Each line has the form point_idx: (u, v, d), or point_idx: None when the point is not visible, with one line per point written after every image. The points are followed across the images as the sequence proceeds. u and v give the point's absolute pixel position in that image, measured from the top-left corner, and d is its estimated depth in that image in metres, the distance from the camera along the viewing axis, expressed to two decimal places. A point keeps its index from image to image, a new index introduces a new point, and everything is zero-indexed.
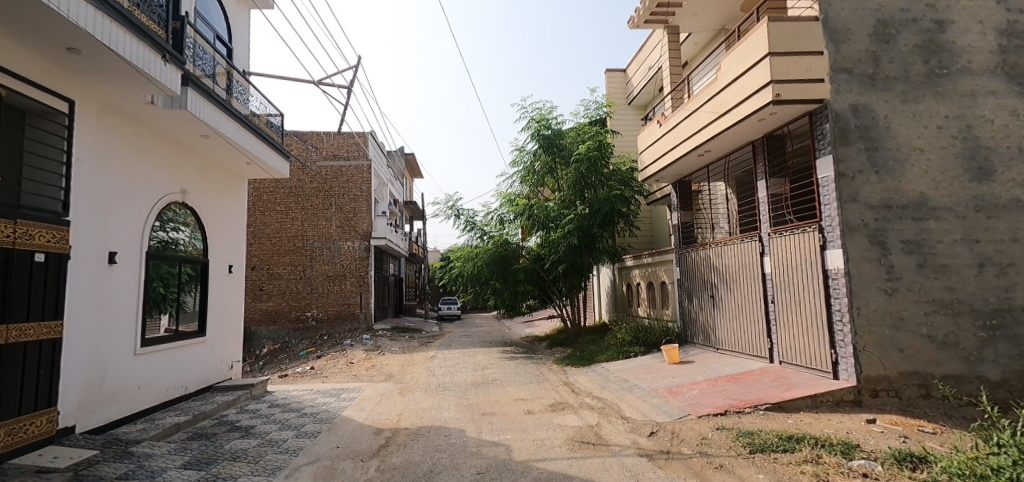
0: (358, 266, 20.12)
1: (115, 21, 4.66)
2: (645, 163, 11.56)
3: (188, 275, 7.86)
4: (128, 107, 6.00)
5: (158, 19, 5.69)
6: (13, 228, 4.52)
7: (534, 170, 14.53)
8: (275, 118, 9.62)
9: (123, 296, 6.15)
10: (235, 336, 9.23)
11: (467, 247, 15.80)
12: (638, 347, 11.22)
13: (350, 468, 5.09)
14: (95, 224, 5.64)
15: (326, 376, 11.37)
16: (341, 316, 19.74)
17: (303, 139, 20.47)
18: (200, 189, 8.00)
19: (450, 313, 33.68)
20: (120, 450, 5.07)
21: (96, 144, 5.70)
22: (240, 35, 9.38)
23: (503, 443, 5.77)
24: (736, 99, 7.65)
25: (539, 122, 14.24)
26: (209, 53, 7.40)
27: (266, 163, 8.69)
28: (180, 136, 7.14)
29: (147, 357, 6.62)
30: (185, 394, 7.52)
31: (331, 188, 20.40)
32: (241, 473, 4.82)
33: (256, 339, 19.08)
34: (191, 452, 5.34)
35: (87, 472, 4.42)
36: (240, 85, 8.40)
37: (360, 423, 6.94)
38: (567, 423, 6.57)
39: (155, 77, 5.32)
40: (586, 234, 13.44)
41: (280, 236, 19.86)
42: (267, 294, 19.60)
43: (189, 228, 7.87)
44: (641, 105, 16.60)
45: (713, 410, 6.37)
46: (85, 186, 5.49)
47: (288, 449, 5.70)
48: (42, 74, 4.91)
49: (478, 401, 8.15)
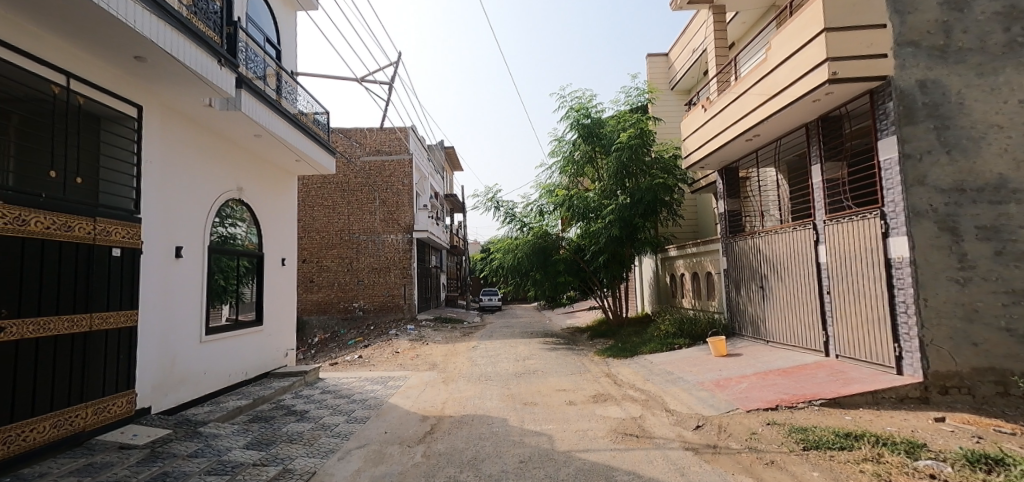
0: (401, 258, 20.65)
1: (176, 29, 4.97)
2: (689, 149, 11.18)
3: (245, 267, 8.33)
4: (188, 109, 6.36)
5: (213, 25, 6.02)
6: (94, 225, 4.92)
7: (573, 159, 14.42)
8: (322, 115, 9.95)
9: (190, 287, 6.56)
10: (289, 325, 9.68)
11: (508, 239, 15.85)
12: (683, 339, 11.01)
13: (397, 452, 5.28)
14: (162, 221, 6.02)
15: (373, 365, 11.77)
16: (386, 307, 20.37)
17: (347, 136, 21.13)
18: (254, 186, 8.39)
19: (491, 304, 33.78)
20: (190, 430, 5.44)
21: (161, 145, 6.09)
22: (288, 38, 9.75)
23: (545, 433, 5.80)
24: (788, 79, 7.28)
25: (578, 111, 14.01)
26: (260, 56, 7.72)
27: (313, 158, 9.00)
28: (235, 136, 7.49)
29: (212, 345, 7.07)
30: (245, 380, 7.97)
31: (375, 183, 20.98)
32: (297, 455, 5.10)
33: (308, 328, 19.90)
34: (253, 434, 5.67)
35: (162, 449, 4.79)
36: (288, 85, 8.72)
37: (406, 411, 7.16)
38: (610, 414, 6.53)
39: (212, 81, 5.61)
40: (627, 225, 13.18)
41: (327, 229, 20.60)
42: (317, 285, 20.39)
43: (244, 223, 8.29)
44: (684, 89, 16.10)
45: (764, 405, 6.15)
46: (152, 185, 5.86)
47: (340, 433, 5.95)
48: (114, 81, 5.29)
49: (520, 391, 8.23)
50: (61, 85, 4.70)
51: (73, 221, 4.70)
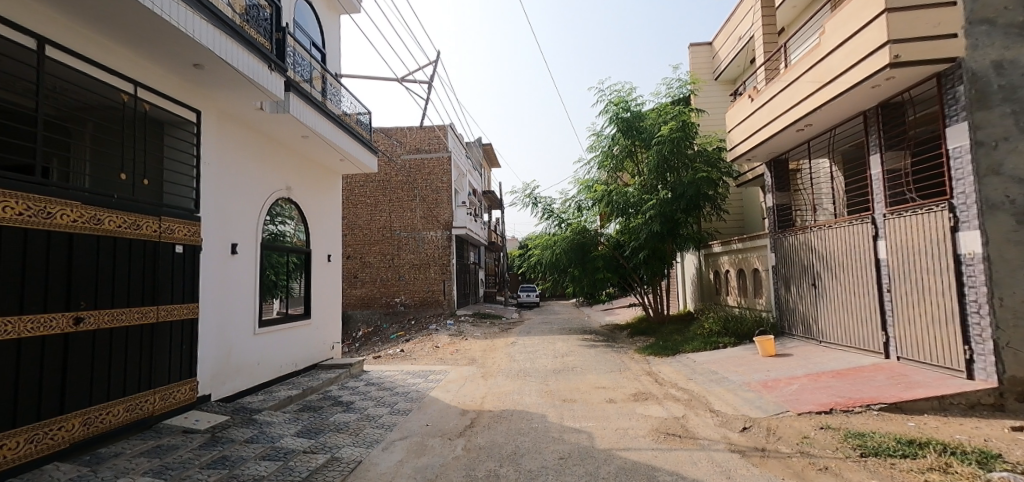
0: (441, 254, 20.98)
1: (230, 37, 5.23)
2: (734, 141, 10.78)
3: (294, 263, 8.68)
4: (241, 113, 6.68)
5: (263, 31, 6.30)
6: (159, 223, 5.25)
7: (612, 154, 14.20)
8: (364, 116, 10.21)
9: (244, 282, 6.90)
10: (335, 319, 10.03)
11: (546, 235, 15.80)
12: (728, 338, 10.66)
13: (438, 445, 5.38)
14: (219, 219, 6.36)
15: (414, 359, 12.02)
16: (426, 302, 20.76)
17: (388, 135, 21.63)
18: (302, 185, 8.72)
19: (529, 301, 33.77)
20: (246, 417, 5.75)
21: (218, 147, 6.42)
22: (333, 41, 10.06)
23: (585, 430, 5.77)
24: (843, 65, 6.89)
25: (617, 105, 13.77)
26: (306, 60, 8.01)
27: (357, 158, 9.26)
28: (284, 137, 7.80)
29: (265, 337, 7.42)
30: (295, 371, 8.33)
31: (415, 181, 21.39)
32: (344, 444, 5.29)
33: (352, 322, 20.58)
34: (303, 423, 5.92)
35: (222, 434, 5.08)
36: (333, 87, 9.01)
37: (446, 404, 7.28)
38: (651, 413, 6.41)
39: (264, 85, 5.88)
40: (669, 220, 12.85)
41: (370, 227, 21.17)
42: (360, 281, 21.02)
43: (293, 221, 8.62)
44: (729, 79, 15.52)
45: (816, 408, 5.87)
46: (210, 185, 6.19)
47: (384, 424, 6.13)
48: (175, 88, 5.62)
49: (559, 388, 8.20)
50: (129, 93, 5.04)
51: (141, 220, 5.03)
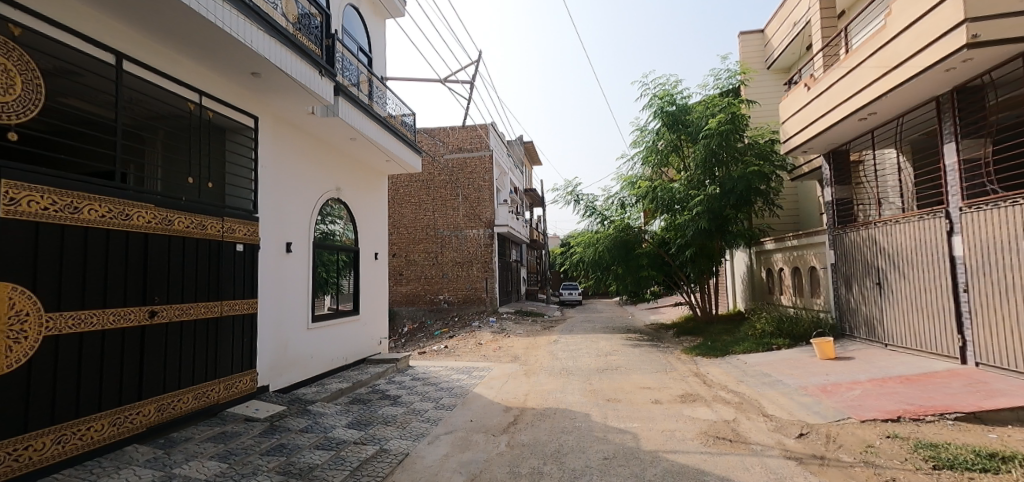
0: (483, 252, 21.18)
1: (284, 45, 5.47)
2: (789, 133, 10.27)
3: (344, 261, 8.98)
4: (295, 118, 6.97)
5: (314, 39, 6.55)
6: (222, 223, 5.58)
7: (656, 149, 13.86)
8: (409, 117, 10.44)
9: (298, 278, 7.21)
10: (382, 315, 10.33)
11: (588, 233, 15.61)
12: (782, 339, 10.19)
13: (482, 441, 5.43)
14: (275, 219, 6.67)
15: (458, 355, 12.19)
16: (469, 299, 21.02)
17: (432, 135, 22.02)
18: (350, 186, 9.01)
19: (571, 299, 33.53)
20: (301, 408, 6.02)
21: (274, 150, 6.73)
22: (379, 45, 10.33)
23: (630, 431, 5.66)
24: (912, 48, 6.42)
25: (662, 98, 13.41)
26: (354, 64, 8.27)
27: (401, 159, 9.48)
28: (334, 140, 8.09)
29: (317, 332, 7.72)
30: (345, 364, 8.63)
31: (458, 180, 21.69)
32: (392, 436, 5.44)
33: (398, 318, 21.12)
34: (353, 414, 6.14)
35: (279, 423, 5.34)
36: (379, 90, 9.25)
37: (490, 400, 7.35)
38: (699, 416, 6.22)
39: (315, 91, 6.12)
40: (718, 216, 12.39)
41: (414, 225, 21.63)
42: (405, 278, 21.52)
43: (342, 220, 8.92)
44: (783, 68, 14.80)
45: (881, 415, 5.52)
46: (267, 187, 6.51)
47: (430, 418, 6.26)
48: (235, 96, 5.94)
49: (602, 387, 8.10)
50: (195, 102, 5.37)
51: (207, 221, 5.35)
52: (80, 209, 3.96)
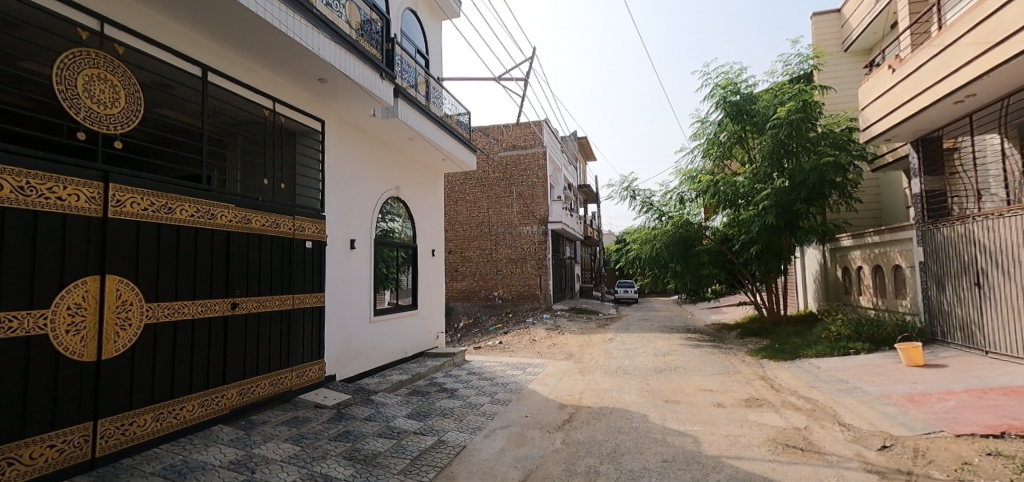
0: (537, 249, 21.17)
1: (346, 50, 5.71)
2: (868, 120, 9.48)
3: (402, 258, 9.27)
4: (357, 120, 7.27)
5: (375, 43, 6.78)
6: (293, 222, 5.92)
7: (718, 141, 13.25)
8: (464, 116, 10.58)
9: (361, 274, 7.52)
10: (439, 310, 10.58)
11: (645, 229, 15.18)
12: (861, 343, 9.45)
13: (537, 437, 5.44)
14: (340, 217, 6.99)
15: (512, 351, 12.27)
16: (523, 296, 21.10)
17: (486, 133, 22.25)
18: (409, 184, 9.28)
19: (627, 297, 32.81)
20: (364, 397, 6.29)
21: (339, 152, 7.05)
22: (435, 46, 10.53)
23: (691, 434, 5.46)
24: (1020, 20, 5.72)
25: (725, 88, 12.78)
26: (412, 66, 8.49)
27: (457, 157, 9.65)
28: (393, 140, 8.35)
29: (379, 325, 8.03)
30: (405, 357, 8.91)
31: (512, 177, 21.80)
32: (450, 428, 5.56)
33: (454, 313, 21.56)
34: (413, 405, 6.34)
35: (345, 411, 5.61)
36: (435, 91, 9.45)
37: (544, 397, 7.34)
38: (767, 422, 5.89)
39: (376, 94, 6.34)
40: (787, 211, 11.67)
41: (469, 223, 21.96)
42: (461, 275, 21.93)
43: (401, 218, 9.20)
44: (862, 49, 13.67)
45: (980, 430, 4.98)
46: (333, 186, 6.83)
47: (486, 412, 6.34)
48: (304, 101, 6.28)
49: (660, 388, 7.86)
50: (269, 109, 5.73)
51: (280, 219, 5.69)
52: (172, 209, 4.34)
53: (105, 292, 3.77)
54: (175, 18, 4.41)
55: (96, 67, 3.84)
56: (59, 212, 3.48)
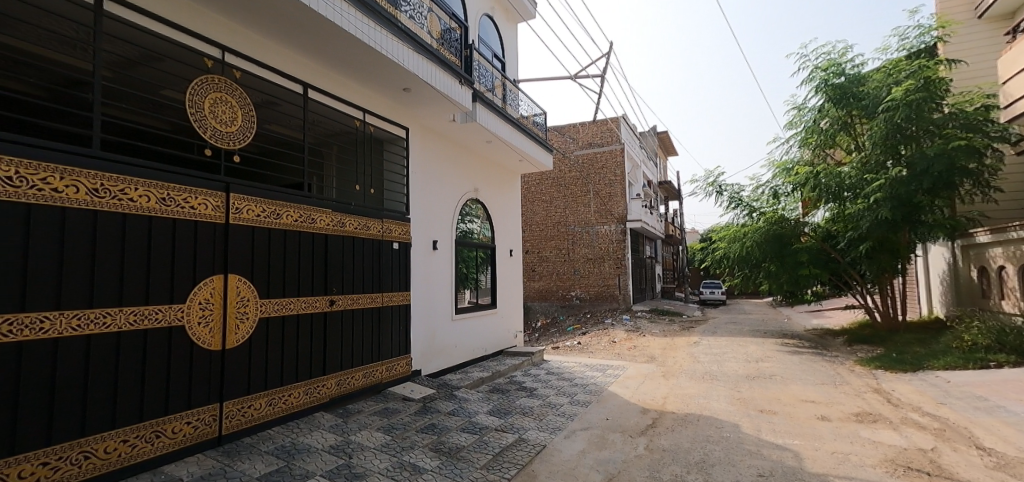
0: (616, 248, 20.69)
1: (428, 59, 5.96)
2: (1011, 97, 8.17)
3: (481, 258, 9.49)
4: (439, 126, 7.54)
5: (454, 51, 7.00)
6: (382, 225, 6.28)
7: (819, 129, 12.17)
8: (540, 117, 10.60)
9: (443, 273, 7.79)
10: (518, 309, 10.70)
11: (733, 226, 14.27)
12: (1003, 355, 8.17)
13: (619, 440, 5.31)
14: (424, 219, 7.30)
15: (591, 352, 12.09)
16: (602, 296, 20.72)
17: (562, 133, 22.15)
18: (487, 186, 9.47)
19: (714, 298, 31.02)
20: (448, 392, 6.52)
21: (422, 157, 7.36)
22: (511, 49, 10.66)
23: (790, 448, 5.04)
24: None
25: (826, 70, 11.66)
26: (490, 70, 8.64)
27: (534, 158, 9.68)
28: (472, 144, 8.56)
29: (460, 323, 8.27)
30: (485, 355, 9.11)
31: (589, 175, 21.50)
32: (530, 427, 5.61)
33: (532, 313, 21.71)
34: (493, 402, 6.47)
35: (430, 405, 5.85)
36: (512, 93, 9.55)
37: (626, 400, 7.15)
38: (881, 440, 5.28)
39: (456, 100, 6.54)
40: (904, 204, 10.40)
41: (546, 223, 21.99)
42: (538, 274, 22.02)
43: (480, 219, 9.40)
44: (1000, 14, 11.80)
45: None
46: (417, 190, 7.15)
47: (566, 413, 6.31)
48: (390, 111, 6.65)
49: (754, 396, 7.34)
50: (360, 120, 6.12)
51: (370, 222, 6.07)
52: (280, 215, 4.79)
53: (228, 289, 4.24)
54: (279, 42, 4.86)
55: (219, 91, 4.34)
56: (191, 218, 3.99)
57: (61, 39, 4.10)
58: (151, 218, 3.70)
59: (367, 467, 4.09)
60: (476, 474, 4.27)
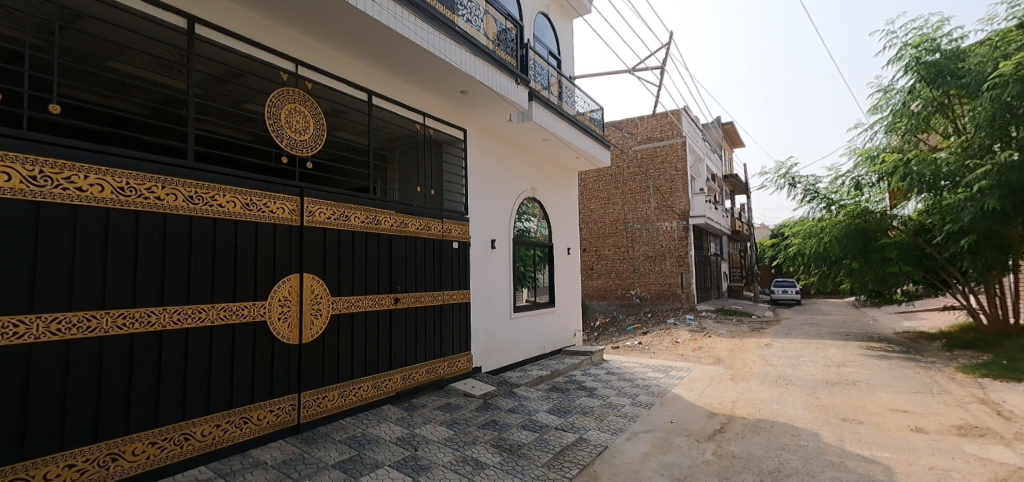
0: (678, 246, 19.96)
1: (484, 61, 6.03)
2: None
3: (539, 256, 9.48)
4: (495, 126, 7.62)
5: (510, 51, 7.03)
6: (442, 224, 6.44)
7: (909, 113, 11.12)
8: (597, 113, 10.44)
9: (501, 272, 7.86)
10: (576, 308, 10.61)
11: (808, 221, 13.35)
12: None
13: (685, 445, 5.11)
14: (482, 218, 7.40)
15: (653, 352, 11.75)
16: (664, 295, 20.07)
17: (619, 128, 21.71)
18: (544, 184, 9.45)
19: (787, 298, 29.15)
20: (508, 390, 6.57)
21: (479, 157, 7.46)
22: (567, 45, 10.57)
23: (879, 461, 4.63)
24: None
25: (918, 47, 10.62)
26: (545, 68, 8.61)
27: (591, 154, 9.55)
28: (529, 143, 8.58)
29: (519, 322, 8.31)
30: (544, 354, 9.10)
31: (648, 171, 20.90)
32: (591, 427, 5.53)
33: (590, 312, 21.43)
34: (553, 401, 6.44)
35: (491, 402, 5.92)
36: (568, 90, 9.47)
37: (692, 404, 6.88)
38: (989, 457, 4.74)
39: (513, 99, 6.57)
40: (1017, 192, 9.27)
41: (604, 220, 21.62)
42: (596, 273, 21.70)
43: (536, 217, 9.40)
44: None
45: None
46: (475, 190, 7.26)
47: (628, 414, 6.18)
48: (448, 114, 6.79)
49: (835, 404, 6.82)
50: (420, 123, 6.30)
51: (431, 222, 6.23)
52: (348, 217, 5.04)
53: (304, 287, 4.53)
54: (345, 53, 5.09)
55: (293, 101, 4.62)
56: (270, 221, 4.28)
57: (159, 62, 4.53)
58: (235, 221, 4.01)
59: (432, 460, 4.21)
60: (538, 472, 4.27)
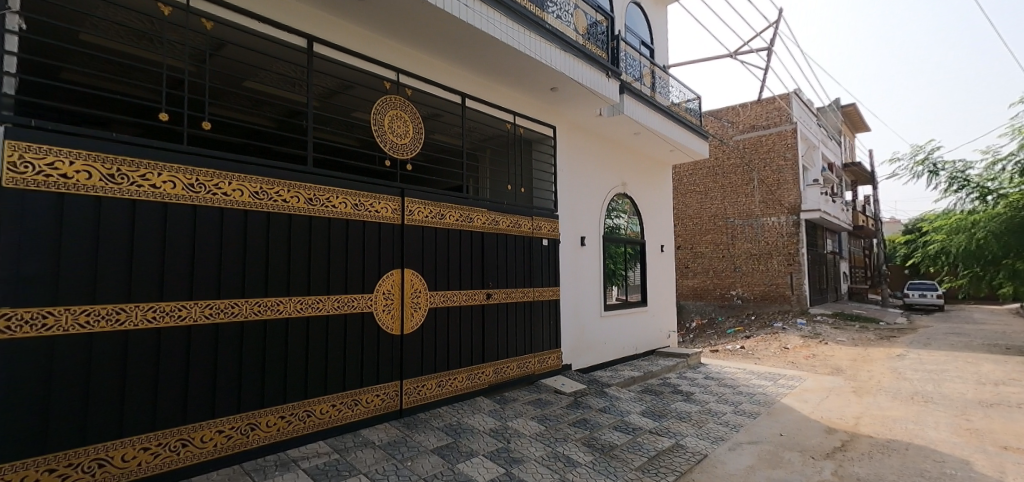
0: (787, 243, 18.28)
1: (574, 56, 5.98)
2: None
3: (629, 254, 9.22)
4: (585, 122, 7.52)
5: (601, 44, 6.88)
6: (532, 222, 6.50)
7: None
8: (693, 103, 9.88)
9: (592, 269, 7.75)
10: (670, 308, 10.15)
11: (956, 214, 11.55)
12: None
13: (798, 461, 4.68)
14: (572, 215, 7.36)
15: (758, 359, 10.88)
16: (769, 297, 18.50)
17: (719, 117, 20.37)
18: (635, 180, 9.15)
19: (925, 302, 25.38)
20: (599, 389, 6.48)
21: (569, 153, 7.42)
22: (662, 33, 10.13)
23: None
24: None
25: None
26: (637, 59, 8.32)
27: (688, 147, 9.07)
28: (619, 137, 8.36)
29: (609, 320, 8.15)
30: (636, 354, 8.84)
31: (752, 162, 19.37)
32: (688, 433, 5.27)
33: (686, 312, 20.40)
34: (646, 404, 6.23)
35: (581, 400, 5.87)
36: (662, 80, 9.07)
37: (805, 416, 6.28)
38: None
39: (603, 93, 6.45)
40: None
41: (701, 216, 20.44)
42: (692, 271, 20.59)
43: (627, 214, 9.13)
44: None
45: None
46: (565, 186, 7.23)
47: (729, 423, 5.79)
48: (538, 112, 6.84)
49: (988, 428, 5.83)
50: (511, 122, 6.41)
51: (522, 220, 6.32)
52: (444, 215, 5.29)
53: (405, 282, 4.84)
54: (441, 59, 5.35)
55: (397, 108, 4.96)
56: (376, 220, 4.63)
57: (285, 79, 5.09)
58: (347, 220, 4.39)
59: (524, 453, 4.28)
60: (631, 475, 4.16)
